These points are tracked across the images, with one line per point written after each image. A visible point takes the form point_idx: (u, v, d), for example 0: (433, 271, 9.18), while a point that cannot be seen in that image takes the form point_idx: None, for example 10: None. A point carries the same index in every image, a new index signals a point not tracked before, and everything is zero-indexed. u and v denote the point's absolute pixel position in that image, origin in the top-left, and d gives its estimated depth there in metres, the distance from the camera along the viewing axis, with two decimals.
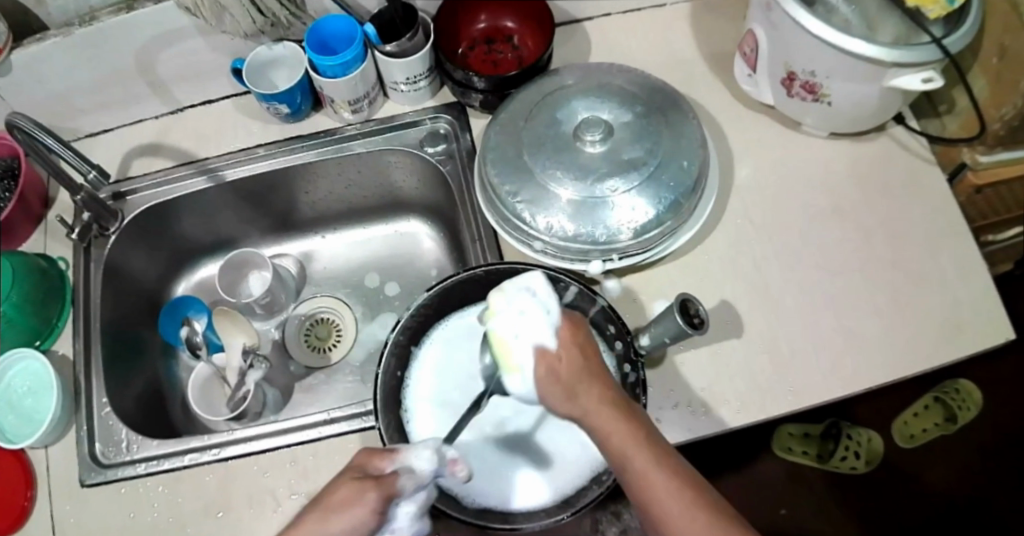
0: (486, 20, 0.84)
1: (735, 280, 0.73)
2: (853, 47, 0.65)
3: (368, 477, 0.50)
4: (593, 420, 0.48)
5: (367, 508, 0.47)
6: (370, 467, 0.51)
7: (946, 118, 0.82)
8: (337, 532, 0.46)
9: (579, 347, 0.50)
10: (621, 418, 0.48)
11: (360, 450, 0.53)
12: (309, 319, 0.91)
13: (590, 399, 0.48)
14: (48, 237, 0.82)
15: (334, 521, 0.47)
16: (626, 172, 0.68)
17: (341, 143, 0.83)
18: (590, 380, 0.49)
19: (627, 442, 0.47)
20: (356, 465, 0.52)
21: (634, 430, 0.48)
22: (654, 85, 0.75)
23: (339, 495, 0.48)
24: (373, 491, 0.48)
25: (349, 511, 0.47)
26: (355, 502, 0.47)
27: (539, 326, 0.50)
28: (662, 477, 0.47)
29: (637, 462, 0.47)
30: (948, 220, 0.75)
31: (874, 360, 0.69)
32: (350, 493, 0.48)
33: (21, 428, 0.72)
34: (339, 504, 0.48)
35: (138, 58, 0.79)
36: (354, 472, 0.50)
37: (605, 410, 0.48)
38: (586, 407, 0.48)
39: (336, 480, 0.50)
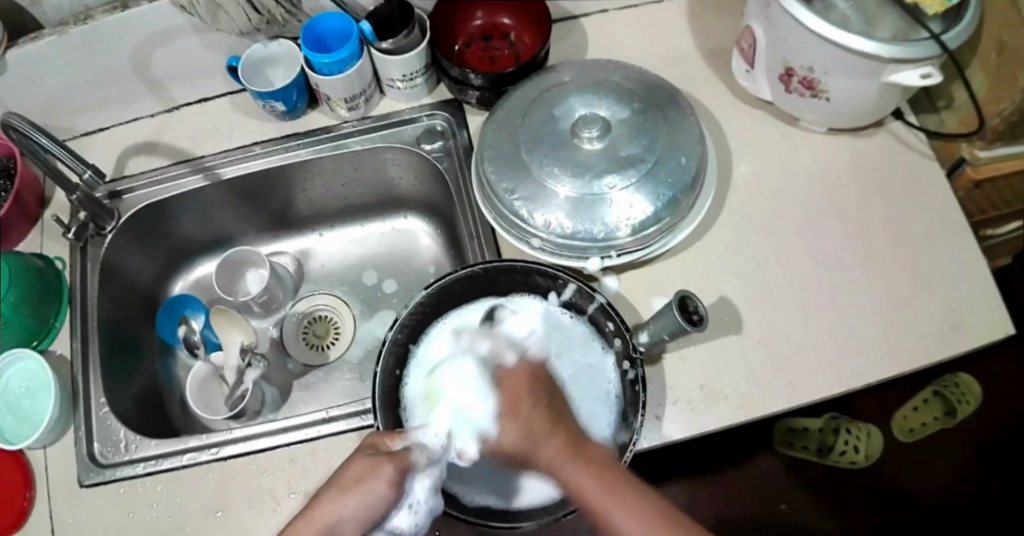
0: (482, 16, 0.83)
1: (733, 276, 0.73)
2: (850, 42, 0.65)
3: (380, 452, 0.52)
4: (547, 462, 0.52)
5: (379, 480, 0.50)
6: (380, 443, 0.53)
7: (945, 114, 0.82)
8: (354, 506, 0.49)
9: (532, 389, 0.55)
10: (583, 464, 0.51)
11: (369, 430, 0.56)
12: (307, 317, 0.91)
13: (543, 440, 0.52)
14: (44, 237, 0.82)
15: (352, 495, 0.49)
16: (624, 168, 0.68)
17: (338, 141, 0.82)
18: (546, 428, 0.52)
19: (584, 476, 0.50)
20: (363, 443, 0.54)
21: (585, 462, 0.51)
22: (652, 81, 0.75)
23: (355, 471, 0.51)
24: (389, 466, 0.51)
25: (364, 486, 0.49)
26: (368, 475, 0.50)
27: (464, 395, 0.56)
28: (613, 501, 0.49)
29: (602, 502, 0.50)
30: (947, 215, 0.75)
31: (873, 357, 0.69)
32: (365, 468, 0.51)
33: (19, 428, 0.72)
34: (354, 480, 0.50)
35: (133, 56, 0.79)
36: (368, 449, 0.53)
37: (564, 454, 0.52)
38: (548, 456, 0.52)
39: (348, 458, 0.52)
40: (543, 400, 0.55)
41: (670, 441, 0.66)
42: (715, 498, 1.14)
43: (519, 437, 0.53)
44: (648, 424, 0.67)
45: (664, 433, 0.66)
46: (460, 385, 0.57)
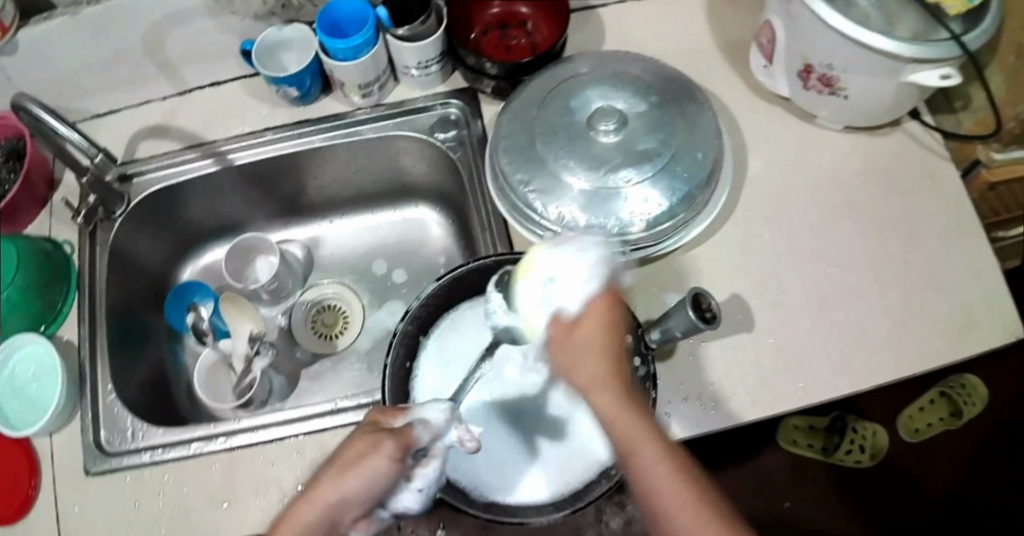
0: (500, 4, 0.82)
1: (747, 273, 0.73)
2: (871, 41, 0.64)
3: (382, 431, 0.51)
4: (600, 403, 0.47)
5: (376, 456, 0.48)
6: (383, 421, 0.52)
7: (962, 115, 0.82)
8: (354, 486, 0.48)
9: (608, 320, 0.48)
10: (639, 421, 0.46)
11: (374, 407, 0.55)
12: (315, 306, 0.90)
13: (603, 384, 0.47)
14: (53, 220, 0.81)
15: (352, 475, 0.48)
16: (640, 162, 0.68)
17: (351, 127, 0.82)
18: (604, 372, 0.47)
19: (641, 438, 0.46)
20: (366, 422, 0.53)
21: (646, 425, 0.46)
22: (669, 74, 0.74)
23: (356, 449, 0.49)
24: (388, 442, 0.49)
25: (364, 464, 0.48)
26: (368, 453, 0.49)
27: (572, 290, 0.50)
28: (665, 477, 0.45)
29: (648, 462, 0.45)
30: (962, 216, 0.75)
31: (885, 357, 0.69)
32: (365, 446, 0.49)
33: (24, 414, 0.72)
34: (354, 458, 0.49)
35: (146, 38, 0.78)
36: (369, 426, 0.51)
37: (622, 402, 0.47)
38: (605, 398, 0.47)
39: (351, 435, 0.52)
40: (613, 335, 0.48)
41: (680, 437, 0.66)
42: (716, 494, 1.14)
43: (579, 368, 0.48)
44: (659, 420, 0.66)
45: (675, 429, 0.66)
46: (555, 270, 0.52)
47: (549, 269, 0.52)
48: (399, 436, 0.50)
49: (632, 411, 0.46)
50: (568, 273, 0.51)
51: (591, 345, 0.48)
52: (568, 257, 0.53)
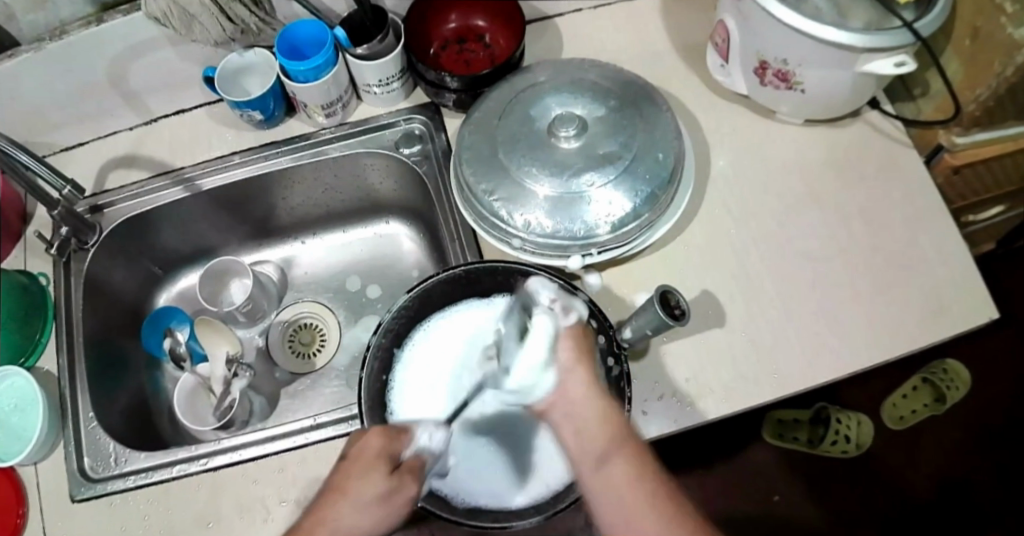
0: (457, 19, 0.83)
1: (714, 270, 0.73)
2: (824, 33, 0.65)
3: (395, 468, 0.51)
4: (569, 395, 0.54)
5: (395, 504, 0.50)
6: (392, 453, 0.52)
7: (921, 102, 0.82)
8: (371, 527, 0.49)
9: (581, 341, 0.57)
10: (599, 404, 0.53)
11: (375, 426, 0.52)
12: (292, 325, 0.90)
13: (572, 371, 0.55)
14: (27, 253, 0.82)
15: (370, 517, 0.49)
16: (602, 166, 0.69)
17: (318, 148, 0.82)
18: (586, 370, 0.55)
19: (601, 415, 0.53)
20: (368, 446, 0.51)
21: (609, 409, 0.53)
22: (628, 78, 0.75)
23: (375, 491, 0.49)
24: (410, 482, 0.52)
25: (389, 507, 0.50)
26: (387, 499, 0.50)
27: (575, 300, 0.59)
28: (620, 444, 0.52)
29: (618, 469, 0.50)
30: (925, 202, 0.75)
31: (857, 345, 0.69)
32: (387, 489, 0.50)
33: (7, 445, 0.72)
34: (372, 498, 0.49)
35: (110, 70, 0.79)
36: (386, 460, 0.51)
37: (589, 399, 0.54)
38: (586, 398, 0.54)
39: (359, 468, 0.50)
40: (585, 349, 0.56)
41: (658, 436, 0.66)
42: (710, 490, 1.14)
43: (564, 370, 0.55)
44: (635, 420, 0.67)
45: (652, 428, 0.66)
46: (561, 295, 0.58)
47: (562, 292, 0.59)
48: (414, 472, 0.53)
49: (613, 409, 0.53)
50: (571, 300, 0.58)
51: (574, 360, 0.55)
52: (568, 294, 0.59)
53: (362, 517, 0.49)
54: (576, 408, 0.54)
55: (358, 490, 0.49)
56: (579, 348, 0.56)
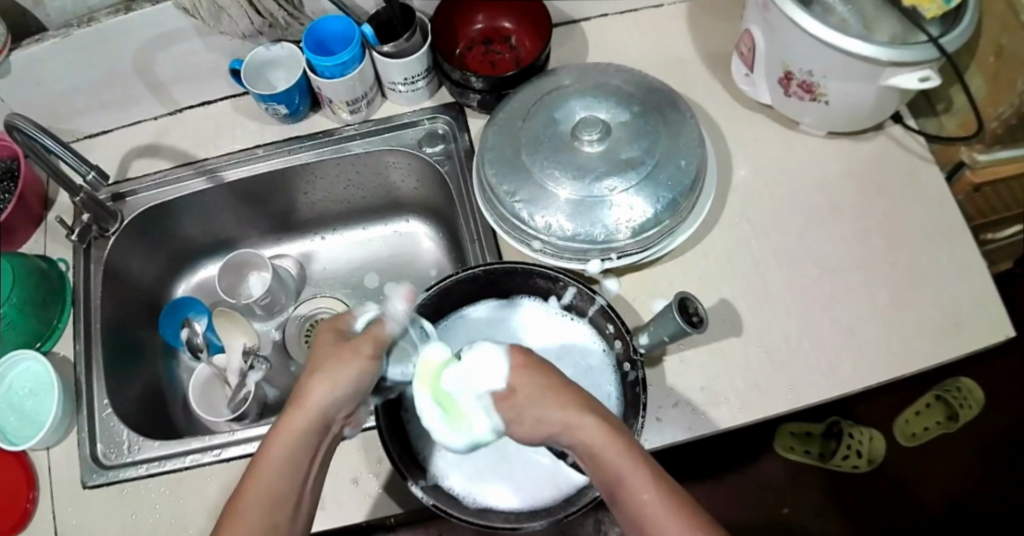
0: (483, 20, 0.84)
1: (732, 279, 0.73)
2: (850, 46, 0.65)
3: (347, 337, 0.53)
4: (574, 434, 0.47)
5: (365, 359, 0.51)
6: (342, 330, 0.54)
7: (944, 117, 0.82)
8: (348, 380, 0.51)
9: (531, 366, 0.50)
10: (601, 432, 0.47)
11: (322, 322, 0.55)
12: (308, 320, 0.90)
13: (548, 407, 0.48)
14: (48, 238, 0.82)
15: (341, 375, 0.50)
16: (624, 171, 0.69)
17: (340, 144, 0.83)
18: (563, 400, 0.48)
19: (598, 441, 0.46)
20: (331, 326, 0.54)
21: (603, 429, 0.47)
22: (652, 84, 0.75)
23: (332, 354, 0.51)
24: (364, 344, 0.52)
25: (346, 363, 0.51)
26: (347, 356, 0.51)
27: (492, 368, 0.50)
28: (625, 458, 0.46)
29: (636, 484, 0.45)
30: (945, 218, 0.75)
31: (873, 359, 0.69)
32: (340, 351, 0.51)
33: (22, 429, 0.72)
34: (330, 360, 0.51)
35: (137, 60, 0.79)
36: (331, 334, 0.54)
37: (588, 426, 0.47)
38: (581, 425, 0.47)
39: (327, 342, 0.53)
40: (546, 376, 0.49)
41: (672, 443, 0.66)
42: (716, 499, 1.14)
43: (538, 415, 0.48)
44: (649, 426, 0.67)
45: (665, 435, 0.66)
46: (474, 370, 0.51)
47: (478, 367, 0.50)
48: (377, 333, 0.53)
49: (610, 432, 0.47)
50: (483, 366, 0.50)
51: (541, 393, 0.48)
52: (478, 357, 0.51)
53: (345, 373, 0.50)
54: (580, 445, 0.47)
55: (330, 356, 0.51)
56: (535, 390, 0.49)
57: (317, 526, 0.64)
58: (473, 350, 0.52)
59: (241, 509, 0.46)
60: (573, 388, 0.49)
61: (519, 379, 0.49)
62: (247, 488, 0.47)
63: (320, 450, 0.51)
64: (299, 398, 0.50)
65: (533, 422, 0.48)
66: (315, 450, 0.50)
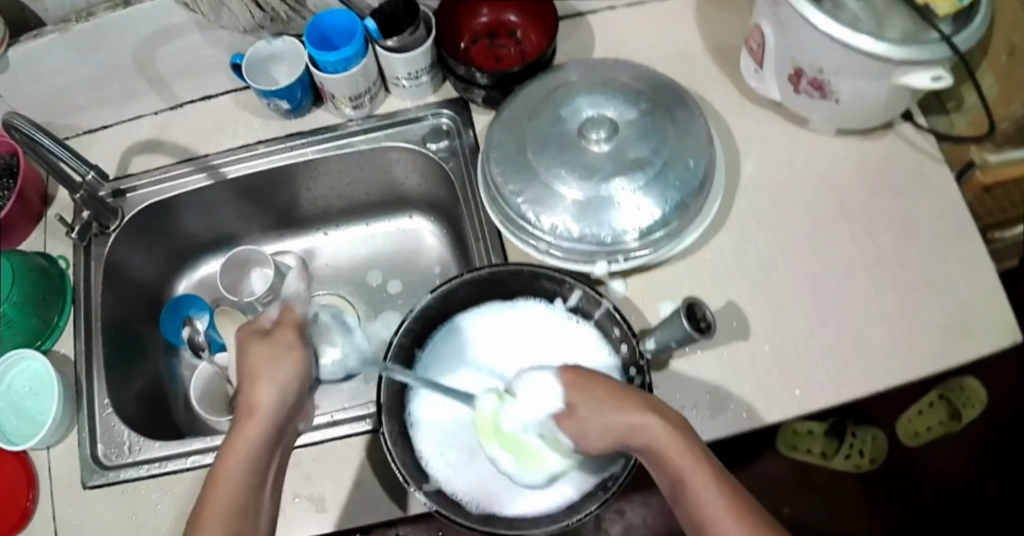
0: (488, 13, 0.82)
1: (740, 280, 0.73)
2: (861, 43, 0.64)
3: (269, 334, 0.61)
4: (637, 439, 0.52)
5: (297, 359, 0.60)
6: (258, 330, 0.62)
7: (955, 115, 0.81)
8: (273, 390, 0.57)
9: (582, 380, 0.55)
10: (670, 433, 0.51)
11: (240, 329, 0.62)
12: (311, 318, 0.88)
13: (621, 415, 0.52)
14: (48, 235, 0.82)
15: (274, 387, 0.58)
16: (632, 170, 0.68)
17: (343, 140, 0.82)
18: (634, 407, 0.52)
19: (668, 446, 0.51)
20: (252, 327, 0.62)
21: (672, 434, 0.51)
22: (660, 82, 0.74)
23: (258, 360, 0.59)
24: (287, 335, 0.61)
25: (278, 374, 0.58)
26: (286, 353, 0.60)
27: (546, 397, 0.55)
28: (690, 464, 0.50)
29: (698, 483, 0.50)
30: (955, 219, 0.74)
31: (880, 363, 0.68)
32: (271, 354, 0.59)
33: (22, 428, 0.72)
34: (257, 369, 0.58)
35: (136, 54, 0.78)
36: (251, 336, 0.61)
37: (663, 431, 0.51)
38: (644, 426, 0.51)
39: (254, 348, 0.60)
40: (603, 386, 0.54)
41: None
42: None
43: (611, 420, 0.52)
44: None
45: None
46: (528, 398, 0.56)
47: (536, 393, 0.56)
48: (293, 323, 0.62)
49: (672, 431, 0.51)
50: (539, 392, 0.56)
51: (603, 405, 0.53)
52: (537, 384, 0.56)
53: (282, 369, 0.59)
54: (652, 451, 0.51)
55: (255, 358, 0.59)
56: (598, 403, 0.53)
57: (321, 528, 0.64)
58: (523, 385, 0.57)
59: (207, 523, 0.49)
60: (642, 396, 0.54)
61: (576, 394, 0.54)
62: (208, 505, 0.51)
63: (280, 442, 0.58)
64: (249, 406, 0.56)
65: (600, 432, 0.53)
66: (277, 444, 0.57)
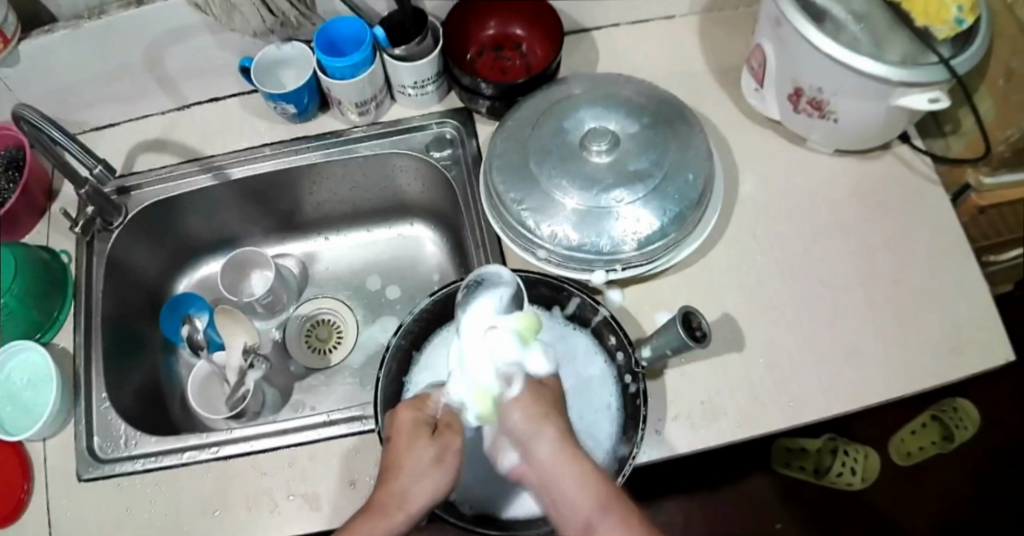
0: (495, 26, 0.84)
1: (735, 293, 0.73)
2: (858, 63, 0.65)
3: (435, 430, 0.55)
4: (543, 457, 0.51)
5: (455, 456, 0.54)
6: (425, 421, 0.55)
7: (951, 139, 0.82)
8: (432, 485, 0.52)
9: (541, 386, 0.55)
10: (569, 459, 0.51)
11: (402, 403, 0.56)
12: (309, 321, 0.91)
13: (534, 430, 0.52)
14: (51, 229, 0.82)
15: (429, 478, 0.52)
16: (632, 183, 0.69)
17: (348, 145, 0.83)
18: (547, 417, 0.53)
19: (557, 463, 0.51)
20: (420, 411, 0.56)
21: (564, 451, 0.51)
22: (662, 96, 0.75)
23: (420, 456, 0.53)
24: (451, 437, 0.54)
25: (439, 473, 0.53)
26: (443, 460, 0.53)
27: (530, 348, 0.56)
28: (574, 482, 0.50)
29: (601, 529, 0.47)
30: (951, 240, 0.75)
31: (875, 378, 0.69)
32: (431, 451, 0.53)
33: (18, 420, 0.72)
34: (420, 462, 0.53)
35: (148, 54, 0.79)
36: (418, 420, 0.55)
37: (562, 453, 0.51)
38: (540, 454, 0.51)
39: (406, 441, 0.54)
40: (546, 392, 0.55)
41: (670, 456, 0.66)
42: (710, 512, 1.15)
43: (523, 431, 0.52)
44: (648, 439, 0.67)
45: (663, 449, 0.66)
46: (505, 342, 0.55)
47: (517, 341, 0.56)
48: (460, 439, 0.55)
49: (566, 458, 0.51)
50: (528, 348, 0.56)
51: (538, 411, 0.53)
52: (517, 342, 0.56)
53: (433, 480, 0.52)
54: (550, 471, 0.51)
55: (415, 454, 0.53)
56: (540, 407, 0.53)
57: (314, 527, 0.64)
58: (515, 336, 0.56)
59: None
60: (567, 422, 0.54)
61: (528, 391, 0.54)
62: None
63: None
64: (397, 498, 0.51)
65: (521, 425, 0.53)
66: None
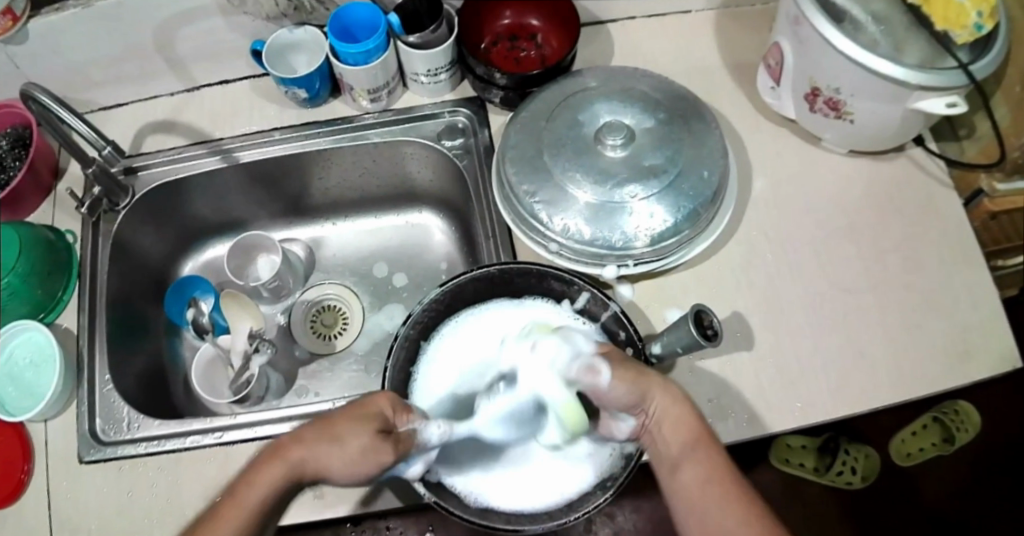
0: (511, 16, 0.83)
1: (745, 292, 0.73)
2: (878, 66, 0.65)
3: (388, 432, 0.52)
4: (651, 405, 0.54)
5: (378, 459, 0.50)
6: (388, 419, 0.52)
7: (966, 142, 0.82)
8: (339, 466, 0.50)
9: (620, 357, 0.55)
10: (675, 404, 0.54)
11: (382, 391, 0.54)
12: (316, 306, 0.90)
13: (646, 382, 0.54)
14: (56, 209, 0.81)
15: (342, 461, 0.50)
16: (646, 178, 0.68)
17: (359, 131, 0.82)
18: (652, 378, 0.54)
19: (665, 404, 0.54)
20: (388, 407, 0.53)
21: (672, 396, 0.54)
22: (678, 92, 0.75)
23: (358, 437, 0.50)
24: (391, 445, 0.51)
25: (359, 462, 0.50)
26: (366, 455, 0.50)
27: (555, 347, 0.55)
28: (684, 424, 0.54)
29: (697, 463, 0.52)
30: (962, 244, 0.75)
31: (882, 380, 0.69)
32: (369, 440, 0.50)
33: (21, 400, 0.71)
34: (349, 439, 0.50)
35: (158, 34, 0.78)
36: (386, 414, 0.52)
37: (668, 398, 0.54)
38: (652, 397, 0.54)
39: (358, 418, 0.51)
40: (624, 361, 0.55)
41: None
42: None
43: (629, 391, 0.53)
44: None
45: None
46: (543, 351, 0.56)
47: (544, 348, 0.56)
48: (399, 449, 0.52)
49: (679, 404, 0.54)
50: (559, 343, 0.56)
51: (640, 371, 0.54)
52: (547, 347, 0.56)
53: (343, 464, 0.50)
54: (657, 414, 0.54)
55: (347, 431, 0.50)
56: (633, 375, 0.54)
57: (317, 514, 0.64)
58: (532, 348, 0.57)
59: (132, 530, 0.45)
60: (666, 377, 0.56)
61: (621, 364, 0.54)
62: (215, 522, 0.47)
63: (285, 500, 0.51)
64: (302, 457, 0.50)
65: (625, 389, 0.53)
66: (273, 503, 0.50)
